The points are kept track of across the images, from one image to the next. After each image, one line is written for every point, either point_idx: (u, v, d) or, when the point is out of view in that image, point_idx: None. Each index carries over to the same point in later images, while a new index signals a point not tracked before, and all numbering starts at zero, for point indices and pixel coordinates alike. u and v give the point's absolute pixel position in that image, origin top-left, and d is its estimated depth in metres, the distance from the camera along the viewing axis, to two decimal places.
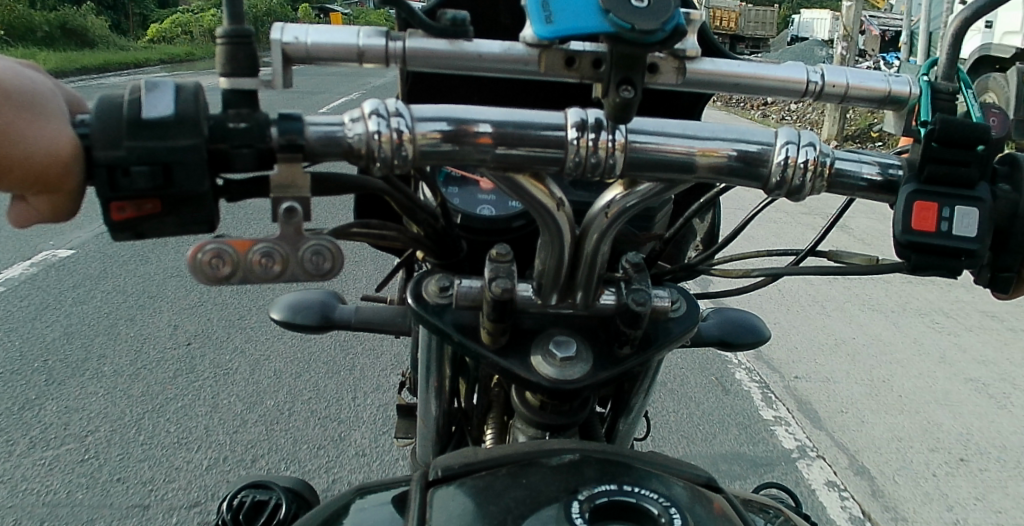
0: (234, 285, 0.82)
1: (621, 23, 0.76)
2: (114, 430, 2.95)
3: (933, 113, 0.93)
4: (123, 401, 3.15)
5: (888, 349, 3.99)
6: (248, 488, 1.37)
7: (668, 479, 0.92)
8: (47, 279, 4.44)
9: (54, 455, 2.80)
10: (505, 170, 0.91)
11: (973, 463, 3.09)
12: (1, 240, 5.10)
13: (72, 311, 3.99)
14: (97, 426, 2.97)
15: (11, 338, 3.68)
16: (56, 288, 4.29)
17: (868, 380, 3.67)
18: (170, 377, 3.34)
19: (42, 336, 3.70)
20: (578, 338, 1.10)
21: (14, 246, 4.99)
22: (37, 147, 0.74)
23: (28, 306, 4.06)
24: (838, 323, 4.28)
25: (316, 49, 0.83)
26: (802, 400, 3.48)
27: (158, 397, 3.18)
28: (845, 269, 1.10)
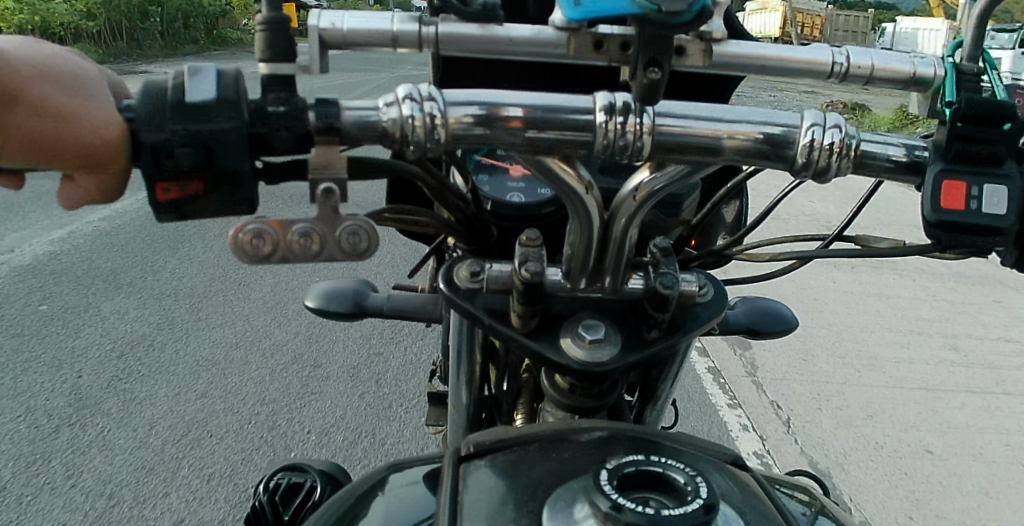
0: (274, 264, 0.86)
1: (649, 4, 0.76)
2: (150, 412, 3.01)
3: (959, 93, 0.93)
4: (157, 383, 3.21)
5: (919, 346, 3.94)
6: (282, 472, 1.41)
7: (695, 456, 0.94)
8: (81, 260, 4.52)
9: (92, 434, 2.87)
10: (535, 153, 0.93)
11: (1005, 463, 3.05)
12: (42, 222, 5.22)
13: (107, 291, 4.07)
14: (133, 407, 3.04)
15: (50, 317, 3.77)
16: (92, 271, 4.38)
17: (897, 376, 3.63)
18: (204, 361, 3.40)
19: (77, 317, 3.77)
20: (606, 322, 1.12)
21: (54, 228, 5.11)
22: (90, 128, 0.78)
23: (65, 286, 4.15)
24: (870, 317, 4.23)
25: (351, 35, 0.86)
26: (830, 394, 3.45)
27: (192, 380, 3.24)
28: (873, 252, 1.10)
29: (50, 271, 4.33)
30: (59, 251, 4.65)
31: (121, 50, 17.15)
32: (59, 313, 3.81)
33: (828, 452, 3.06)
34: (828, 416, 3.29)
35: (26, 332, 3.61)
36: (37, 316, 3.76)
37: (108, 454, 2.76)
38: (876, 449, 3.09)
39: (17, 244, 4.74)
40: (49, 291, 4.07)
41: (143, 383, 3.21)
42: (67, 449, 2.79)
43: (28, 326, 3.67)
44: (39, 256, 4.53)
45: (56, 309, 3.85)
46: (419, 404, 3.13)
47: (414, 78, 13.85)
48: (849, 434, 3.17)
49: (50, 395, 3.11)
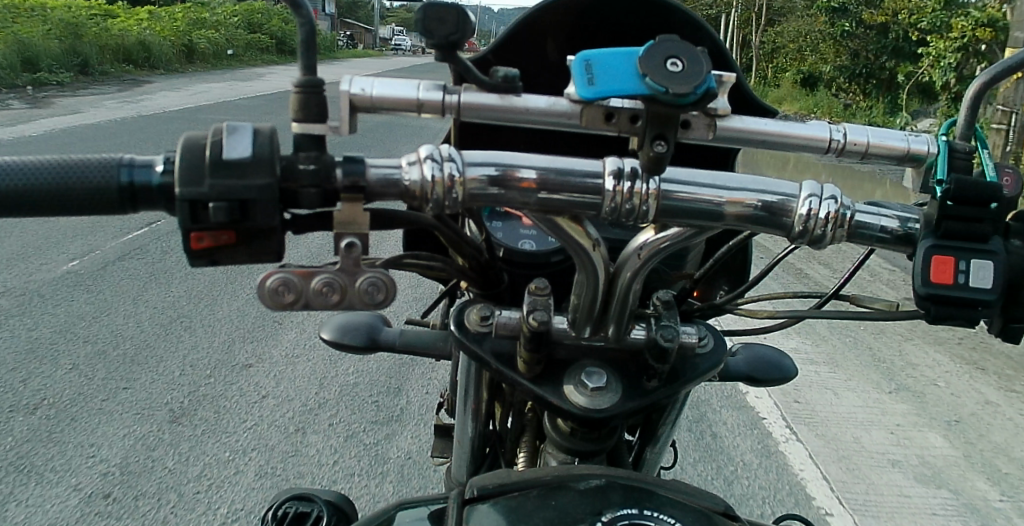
0: (296, 310, 0.91)
1: (656, 86, 0.82)
2: (157, 438, 3.08)
3: (950, 172, 0.99)
4: (166, 410, 3.28)
5: (930, 385, 3.85)
6: (293, 500, 1.45)
7: (688, 507, 0.98)
8: (97, 288, 4.65)
9: (96, 461, 2.92)
10: (547, 213, 0.98)
11: (989, 480, 3.09)
12: (61, 248, 5.35)
13: (120, 319, 4.18)
14: (140, 433, 3.11)
15: (65, 343, 3.87)
16: (107, 299, 4.48)
17: (905, 412, 3.54)
18: (212, 390, 3.47)
19: (89, 344, 3.86)
20: (608, 370, 1.17)
21: (72, 256, 5.22)
22: None
23: (79, 312, 4.26)
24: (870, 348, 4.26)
25: (379, 100, 0.92)
26: (832, 424, 3.42)
27: (199, 408, 3.31)
28: (866, 314, 1.15)
29: (67, 299, 4.45)
30: (77, 281, 4.78)
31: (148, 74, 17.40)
32: (69, 341, 3.89)
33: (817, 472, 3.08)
34: (818, 440, 3.30)
35: (38, 358, 3.69)
36: (50, 343, 3.86)
37: (109, 478, 2.82)
38: (864, 469, 3.11)
39: (38, 271, 4.87)
40: (61, 319, 4.16)
41: (151, 409, 3.29)
42: (72, 471, 2.85)
43: (43, 351, 3.77)
44: (56, 284, 4.66)
45: (68, 335, 3.96)
46: (419, 439, 3.16)
47: (430, 123, 14.05)
48: (835, 457, 3.18)
49: (61, 418, 3.19)
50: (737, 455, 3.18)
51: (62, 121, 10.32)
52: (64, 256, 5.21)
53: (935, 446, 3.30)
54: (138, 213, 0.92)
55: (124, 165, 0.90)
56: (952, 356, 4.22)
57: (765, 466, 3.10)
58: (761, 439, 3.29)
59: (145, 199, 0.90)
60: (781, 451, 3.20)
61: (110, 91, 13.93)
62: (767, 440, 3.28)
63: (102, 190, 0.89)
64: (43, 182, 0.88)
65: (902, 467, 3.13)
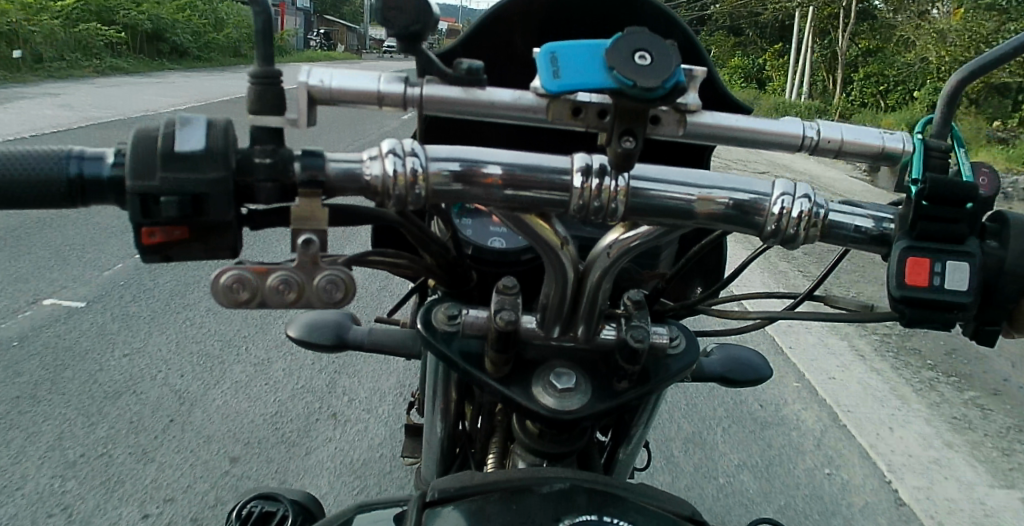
0: (251, 309, 0.88)
1: (624, 80, 0.80)
2: (128, 440, 3.02)
3: (925, 171, 0.97)
4: (138, 410, 3.22)
5: (910, 375, 3.84)
6: (257, 499, 1.42)
7: (654, 514, 0.96)
8: (69, 286, 4.57)
9: (64, 462, 2.86)
10: (514, 210, 0.96)
11: (968, 466, 3.05)
12: (34, 246, 5.25)
13: (92, 319, 4.11)
14: (109, 435, 3.04)
15: (35, 342, 3.79)
16: (78, 297, 4.40)
17: (885, 403, 3.53)
18: (187, 391, 3.41)
19: (59, 344, 3.79)
20: (577, 371, 1.15)
21: (44, 253, 5.12)
22: None
23: (50, 311, 4.18)
24: (848, 339, 4.26)
25: (338, 92, 0.89)
26: (810, 415, 3.40)
27: (172, 409, 3.26)
28: (838, 317, 1.13)
29: (38, 297, 4.36)
30: (49, 278, 4.69)
31: (129, 72, 17.18)
32: (39, 340, 3.82)
33: (795, 465, 3.04)
34: (795, 431, 3.27)
35: (6, 357, 3.62)
36: (19, 341, 3.78)
37: (77, 480, 2.76)
38: (843, 461, 3.07)
39: (9, 269, 4.78)
40: (31, 316, 4.07)
41: (121, 410, 3.22)
42: (38, 475, 2.78)
43: (12, 349, 3.69)
44: (26, 282, 4.57)
45: (40, 334, 3.88)
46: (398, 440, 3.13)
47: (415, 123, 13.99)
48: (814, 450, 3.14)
49: (26, 420, 3.12)
50: (715, 446, 3.14)
51: (39, 118, 10.15)
52: (36, 253, 5.11)
53: (915, 433, 3.27)
54: (88, 207, 0.89)
55: (73, 157, 0.86)
56: (930, 347, 4.22)
57: (744, 457, 3.08)
58: (742, 432, 3.26)
59: (95, 192, 0.86)
60: (759, 445, 3.17)
61: (87, 85, 13.74)
62: (745, 433, 3.26)
63: (49, 183, 0.85)
64: None
65: (880, 455, 3.10)
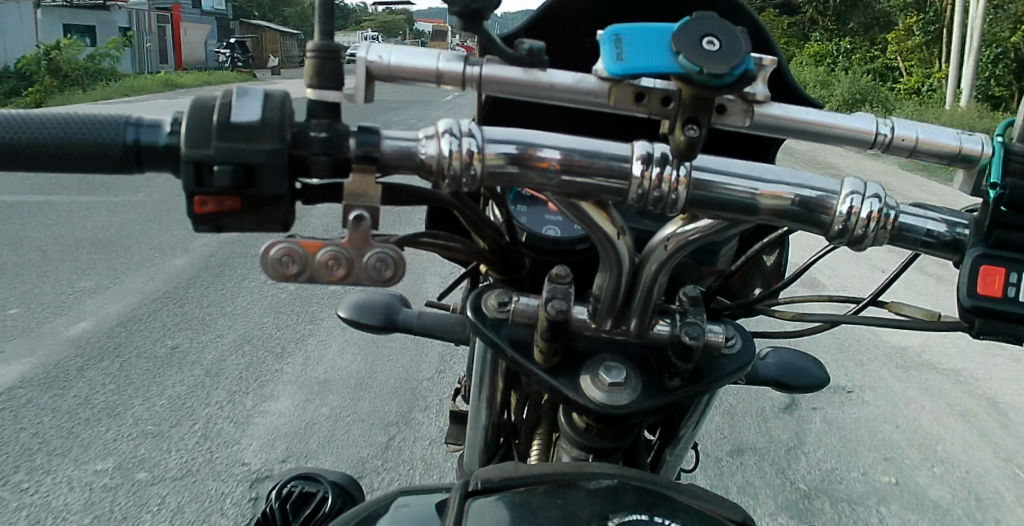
0: (300, 282, 0.88)
1: (690, 65, 0.76)
2: (184, 414, 3.11)
3: (1005, 176, 0.90)
4: (192, 385, 3.32)
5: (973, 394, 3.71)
6: (298, 479, 1.44)
7: (701, 515, 0.93)
8: (135, 261, 4.74)
9: (121, 432, 2.97)
10: (571, 196, 0.93)
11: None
12: (104, 223, 5.46)
13: (153, 292, 4.24)
14: (165, 409, 3.14)
15: (100, 313, 3.94)
16: (143, 272, 4.55)
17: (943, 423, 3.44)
18: (239, 367, 3.49)
19: (123, 316, 3.93)
20: (628, 365, 1.12)
21: (113, 230, 5.32)
22: None
23: (116, 284, 4.34)
24: (911, 353, 4.13)
25: (397, 68, 0.88)
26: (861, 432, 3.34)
27: (224, 385, 3.34)
28: (906, 324, 1.08)
29: (105, 270, 4.52)
30: (115, 253, 4.87)
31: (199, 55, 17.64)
32: (104, 312, 3.97)
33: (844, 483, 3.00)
34: (846, 448, 3.23)
35: (74, 328, 3.77)
36: (86, 314, 3.93)
37: (135, 451, 2.86)
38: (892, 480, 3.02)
39: (79, 245, 4.98)
40: (98, 290, 4.24)
41: (178, 384, 3.32)
42: (98, 446, 2.88)
43: (80, 321, 3.86)
44: (95, 257, 4.75)
45: (105, 307, 4.04)
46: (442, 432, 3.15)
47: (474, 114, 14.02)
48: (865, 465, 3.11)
49: (90, 391, 3.24)
50: (763, 462, 3.11)
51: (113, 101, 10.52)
52: (106, 230, 5.31)
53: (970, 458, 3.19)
54: (143, 174, 0.90)
55: (132, 124, 0.88)
56: (997, 365, 4.06)
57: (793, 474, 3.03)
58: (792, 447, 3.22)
59: (152, 158, 0.87)
60: (807, 461, 3.13)
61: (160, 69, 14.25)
62: (795, 448, 3.21)
63: (105, 148, 0.86)
64: (44, 138, 0.85)
65: (932, 479, 3.05)
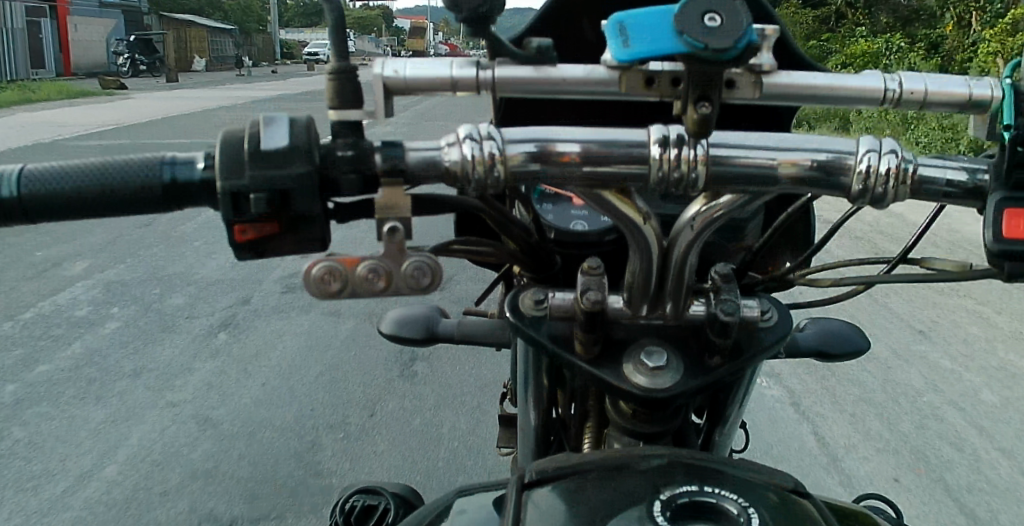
0: (344, 298, 0.92)
1: (694, 43, 0.78)
2: (237, 460, 3.18)
3: (1018, 116, 0.90)
4: (243, 432, 3.39)
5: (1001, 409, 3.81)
6: (359, 492, 1.46)
7: (753, 485, 0.94)
8: (172, 303, 4.84)
9: (182, 478, 3.06)
10: (593, 186, 0.95)
11: None
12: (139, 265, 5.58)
13: (194, 336, 4.35)
14: (218, 457, 3.21)
15: (147, 360, 4.05)
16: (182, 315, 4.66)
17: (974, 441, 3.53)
18: (287, 411, 3.56)
19: (169, 362, 4.04)
20: (668, 348, 1.13)
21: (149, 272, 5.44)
22: None
23: (158, 328, 4.45)
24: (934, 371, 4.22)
25: (410, 81, 0.91)
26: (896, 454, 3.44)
27: (274, 430, 3.41)
28: (939, 277, 1.08)
29: (145, 316, 4.63)
30: (152, 295, 4.98)
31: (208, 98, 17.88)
32: (151, 358, 4.08)
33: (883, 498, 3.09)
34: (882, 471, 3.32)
35: (123, 375, 3.88)
36: (132, 363, 4.02)
37: (195, 497, 2.95)
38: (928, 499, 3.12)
39: (116, 289, 5.10)
40: (142, 335, 4.34)
41: (229, 432, 3.39)
42: (156, 497, 2.95)
43: (128, 369, 3.96)
44: (133, 303, 4.85)
45: (151, 352, 4.15)
46: (490, 461, 3.20)
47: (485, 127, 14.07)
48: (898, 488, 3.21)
49: (143, 441, 3.31)
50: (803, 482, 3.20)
51: (129, 148, 10.69)
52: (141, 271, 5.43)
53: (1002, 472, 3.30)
54: (182, 210, 0.94)
55: (167, 164, 0.91)
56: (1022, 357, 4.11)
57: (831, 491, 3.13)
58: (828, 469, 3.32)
59: (190, 194, 0.91)
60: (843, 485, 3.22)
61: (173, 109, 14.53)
62: (831, 473, 3.30)
63: (144, 190, 0.90)
64: (86, 185, 0.89)
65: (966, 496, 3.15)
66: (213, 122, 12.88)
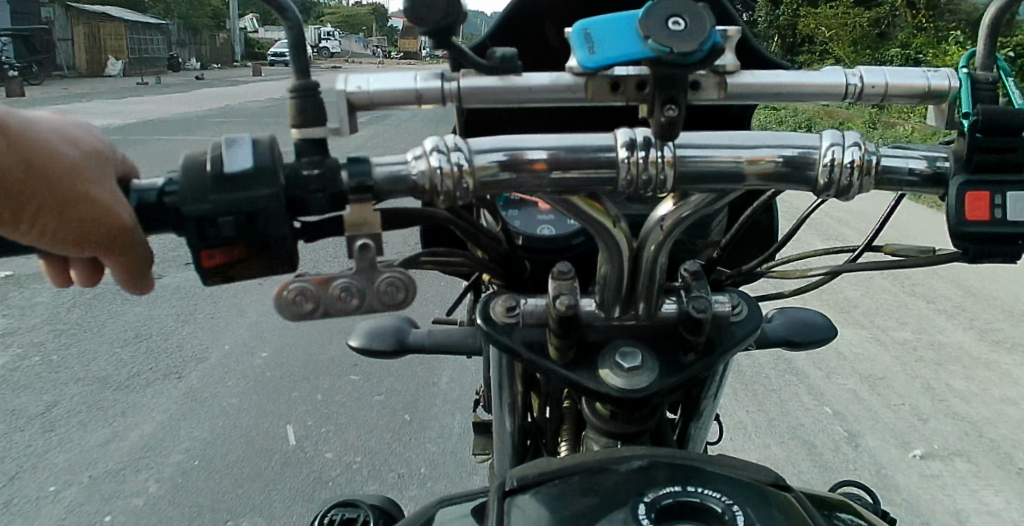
0: (317, 319, 0.90)
1: (661, 47, 0.79)
2: (199, 466, 3.06)
3: (974, 104, 0.95)
4: (203, 437, 3.26)
5: (957, 374, 3.92)
6: (338, 507, 1.43)
7: (735, 482, 0.95)
8: (119, 305, 4.65)
9: (142, 486, 2.95)
10: (563, 193, 0.95)
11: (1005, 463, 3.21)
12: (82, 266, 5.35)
13: (146, 339, 4.19)
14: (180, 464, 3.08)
15: (96, 365, 3.88)
16: (132, 317, 4.48)
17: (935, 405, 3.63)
18: (249, 412, 3.45)
19: (120, 365, 3.88)
20: (642, 348, 1.14)
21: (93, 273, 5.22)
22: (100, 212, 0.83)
23: (106, 332, 4.27)
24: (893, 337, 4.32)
25: (375, 96, 0.90)
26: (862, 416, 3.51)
27: (236, 432, 3.29)
28: (902, 264, 1.11)
29: (90, 319, 4.43)
30: (97, 295, 4.77)
31: (141, 95, 17.22)
32: (101, 362, 3.91)
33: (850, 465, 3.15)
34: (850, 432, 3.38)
35: (71, 383, 3.71)
36: (78, 371, 3.83)
37: (156, 506, 2.84)
38: (893, 460, 3.19)
39: (57, 291, 4.86)
40: (89, 340, 4.16)
41: (189, 437, 3.26)
42: (114, 509, 2.81)
43: (76, 375, 3.79)
44: (75, 305, 4.63)
45: (101, 356, 3.98)
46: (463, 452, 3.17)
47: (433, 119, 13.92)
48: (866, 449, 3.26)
49: (97, 450, 3.16)
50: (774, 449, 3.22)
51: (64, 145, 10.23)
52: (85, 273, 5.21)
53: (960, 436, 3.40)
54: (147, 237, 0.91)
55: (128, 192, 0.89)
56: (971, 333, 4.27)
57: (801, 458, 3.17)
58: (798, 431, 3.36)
59: (159, 219, 0.88)
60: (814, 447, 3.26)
61: (111, 109, 14.02)
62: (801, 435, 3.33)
63: None
64: None
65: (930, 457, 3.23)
66: (154, 122, 12.44)
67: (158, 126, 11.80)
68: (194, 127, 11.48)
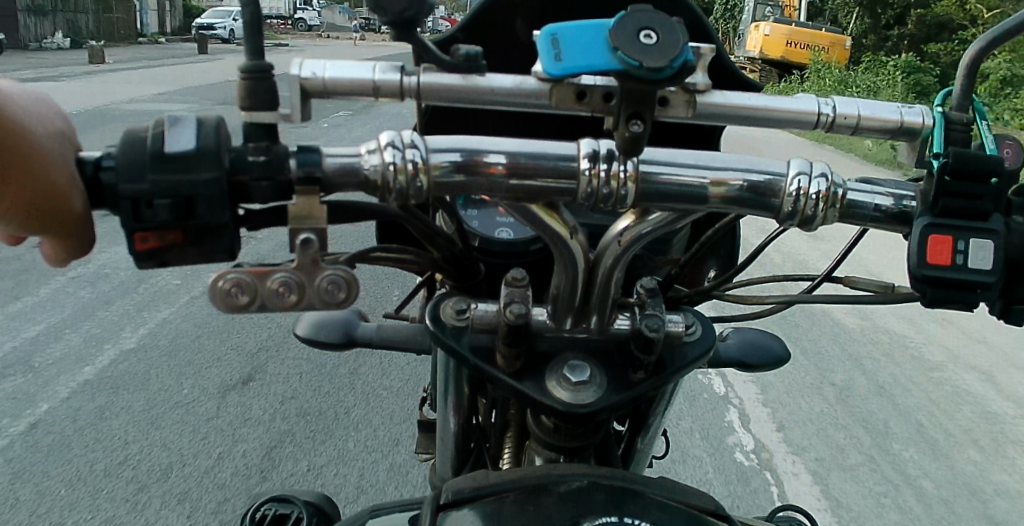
0: (252, 312, 0.85)
1: (629, 60, 0.76)
2: (141, 451, 3.01)
3: (946, 145, 0.93)
4: (149, 422, 3.20)
5: (916, 372, 3.94)
6: (271, 501, 1.40)
7: (673, 510, 0.93)
8: (73, 286, 4.55)
9: (81, 470, 2.88)
10: (520, 200, 0.92)
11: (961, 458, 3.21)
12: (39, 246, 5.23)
13: (98, 320, 4.10)
14: (125, 449, 3.03)
15: (44, 348, 3.80)
16: (86, 298, 4.39)
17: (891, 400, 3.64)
18: (199, 397, 3.39)
19: (69, 348, 3.80)
20: (591, 362, 1.12)
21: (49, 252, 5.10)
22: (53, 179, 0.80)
23: (57, 314, 4.18)
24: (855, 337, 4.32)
25: (331, 83, 0.86)
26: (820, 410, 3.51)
27: (183, 418, 3.23)
28: (858, 298, 1.09)
29: (42, 301, 4.33)
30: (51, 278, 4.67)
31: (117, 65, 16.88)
32: (50, 345, 3.83)
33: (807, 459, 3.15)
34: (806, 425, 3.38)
35: (17, 364, 3.63)
36: (30, 350, 3.76)
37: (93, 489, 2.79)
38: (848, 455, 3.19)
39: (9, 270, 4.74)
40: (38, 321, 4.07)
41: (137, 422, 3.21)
42: (51, 495, 2.75)
43: (21, 357, 3.70)
44: (28, 287, 4.52)
45: (49, 339, 3.88)
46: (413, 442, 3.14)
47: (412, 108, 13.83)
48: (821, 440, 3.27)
49: (37, 435, 3.09)
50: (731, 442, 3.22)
51: None
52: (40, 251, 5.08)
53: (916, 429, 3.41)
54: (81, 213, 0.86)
55: None
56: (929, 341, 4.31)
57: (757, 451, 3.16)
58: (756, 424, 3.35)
59: (98, 197, 0.84)
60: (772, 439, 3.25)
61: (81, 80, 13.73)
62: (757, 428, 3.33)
63: None
64: None
65: (883, 451, 3.23)
66: (126, 95, 12.20)
67: (129, 101, 11.57)
68: (167, 103, 11.27)
